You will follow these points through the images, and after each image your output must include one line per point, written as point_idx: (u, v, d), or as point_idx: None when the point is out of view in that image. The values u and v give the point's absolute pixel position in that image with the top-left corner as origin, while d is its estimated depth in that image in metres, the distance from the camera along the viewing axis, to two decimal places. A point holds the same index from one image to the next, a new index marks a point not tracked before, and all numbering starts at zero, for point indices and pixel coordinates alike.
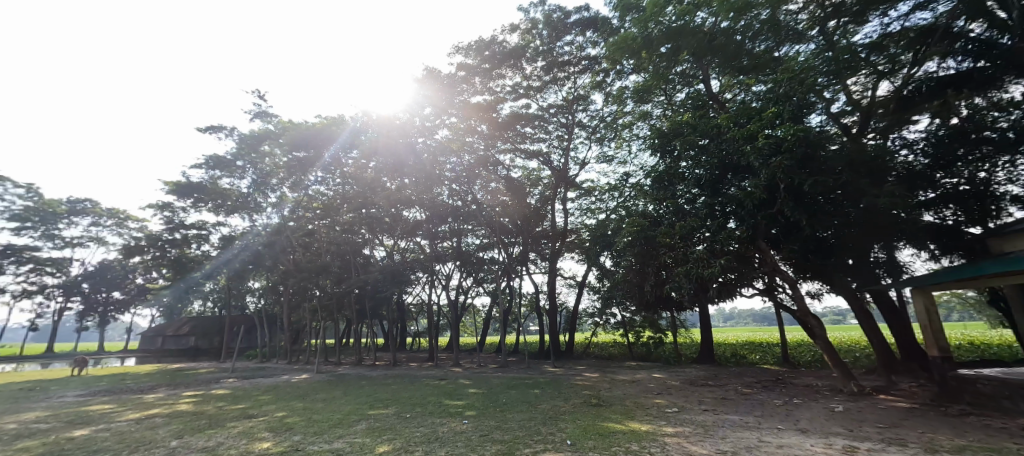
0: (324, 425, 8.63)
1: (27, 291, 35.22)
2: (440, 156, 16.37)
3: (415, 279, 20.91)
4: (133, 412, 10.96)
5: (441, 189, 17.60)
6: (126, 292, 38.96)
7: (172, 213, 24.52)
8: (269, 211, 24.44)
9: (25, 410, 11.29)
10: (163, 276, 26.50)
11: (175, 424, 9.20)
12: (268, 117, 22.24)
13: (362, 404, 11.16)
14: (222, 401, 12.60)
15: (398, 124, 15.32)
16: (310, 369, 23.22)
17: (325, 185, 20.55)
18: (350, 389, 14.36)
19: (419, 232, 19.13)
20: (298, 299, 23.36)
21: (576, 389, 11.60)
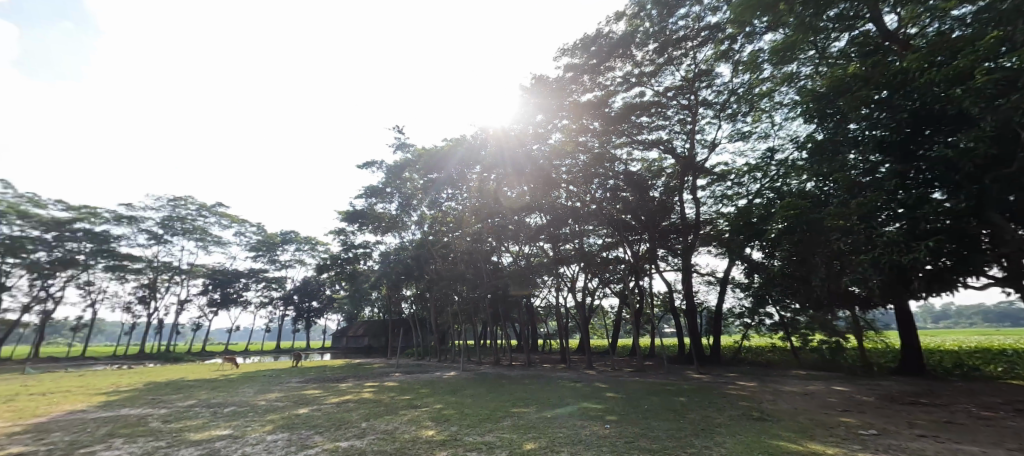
0: (475, 418, 9.26)
1: (265, 302, 45.63)
2: (556, 160, 16.40)
3: (542, 283, 21.21)
4: (333, 397, 13.34)
5: (559, 193, 17.55)
6: (320, 302, 47.61)
7: (346, 236, 29.50)
8: (414, 228, 27.39)
9: (264, 391, 14.68)
10: (344, 288, 31.98)
11: (362, 409, 10.92)
12: (407, 147, 25.23)
13: (507, 401, 11.71)
14: (393, 391, 14.52)
15: (513, 135, 15.96)
16: (457, 367, 25.32)
17: (454, 201, 22.69)
18: (493, 387, 15.22)
19: (541, 238, 19.17)
20: (442, 305, 25.72)
21: (732, 398, 10.27)
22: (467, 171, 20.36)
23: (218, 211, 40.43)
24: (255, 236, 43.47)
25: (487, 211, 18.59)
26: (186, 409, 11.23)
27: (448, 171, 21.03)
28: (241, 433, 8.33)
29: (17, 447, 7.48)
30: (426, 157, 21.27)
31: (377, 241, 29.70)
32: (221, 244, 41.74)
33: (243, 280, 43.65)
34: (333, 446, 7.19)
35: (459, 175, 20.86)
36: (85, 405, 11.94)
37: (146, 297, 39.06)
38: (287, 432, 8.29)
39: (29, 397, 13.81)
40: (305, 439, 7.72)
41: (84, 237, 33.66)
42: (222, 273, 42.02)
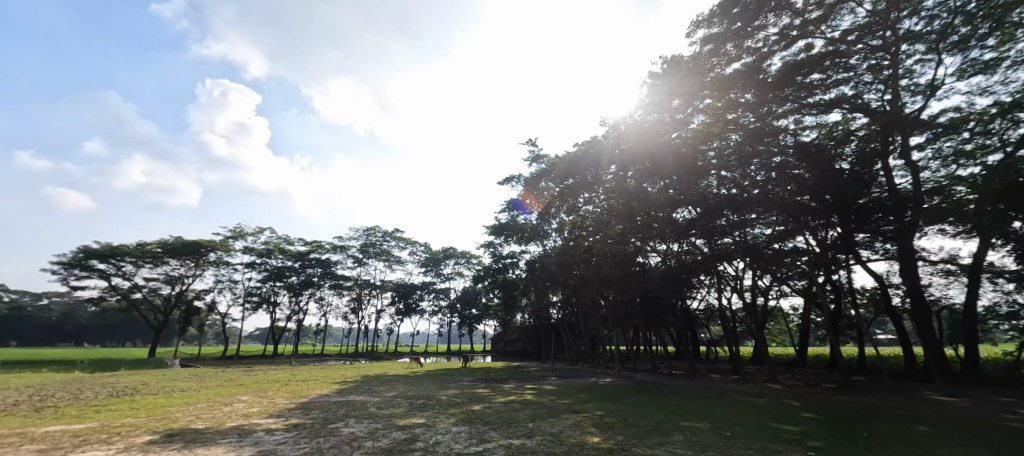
0: (642, 429, 8.58)
1: (436, 310, 51.70)
2: (700, 144, 14.95)
3: (699, 283, 18.77)
4: (500, 396, 14.09)
5: (709, 180, 15.50)
6: (478, 310, 51.76)
7: (495, 248, 31.53)
8: (555, 235, 28.00)
9: (443, 388, 16.40)
10: (498, 296, 34.05)
11: (528, 410, 11.22)
12: (540, 158, 25.83)
13: (674, 413, 10.63)
14: (554, 394, 14.57)
15: (649, 127, 15.45)
16: (612, 373, 24.35)
17: (591, 205, 22.09)
18: (655, 396, 14.10)
19: (693, 234, 16.78)
20: (590, 310, 25.12)
21: (1012, 434, 7.30)
22: (602, 173, 19.79)
23: (396, 235, 47.93)
24: (424, 254, 50.02)
25: (628, 210, 17.32)
26: (391, 399, 13.20)
27: (583, 175, 20.63)
28: (433, 422, 9.35)
29: (293, 419, 9.74)
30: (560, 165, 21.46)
31: (523, 251, 30.94)
32: (400, 262, 49.09)
33: (418, 292, 50.30)
34: (507, 442, 7.46)
35: (594, 177, 20.31)
36: (327, 392, 15.06)
37: (355, 308, 47.95)
38: (467, 425, 8.98)
39: (291, 383, 18.12)
40: (482, 433, 8.21)
41: (316, 264, 43.43)
42: (402, 287, 49.44)
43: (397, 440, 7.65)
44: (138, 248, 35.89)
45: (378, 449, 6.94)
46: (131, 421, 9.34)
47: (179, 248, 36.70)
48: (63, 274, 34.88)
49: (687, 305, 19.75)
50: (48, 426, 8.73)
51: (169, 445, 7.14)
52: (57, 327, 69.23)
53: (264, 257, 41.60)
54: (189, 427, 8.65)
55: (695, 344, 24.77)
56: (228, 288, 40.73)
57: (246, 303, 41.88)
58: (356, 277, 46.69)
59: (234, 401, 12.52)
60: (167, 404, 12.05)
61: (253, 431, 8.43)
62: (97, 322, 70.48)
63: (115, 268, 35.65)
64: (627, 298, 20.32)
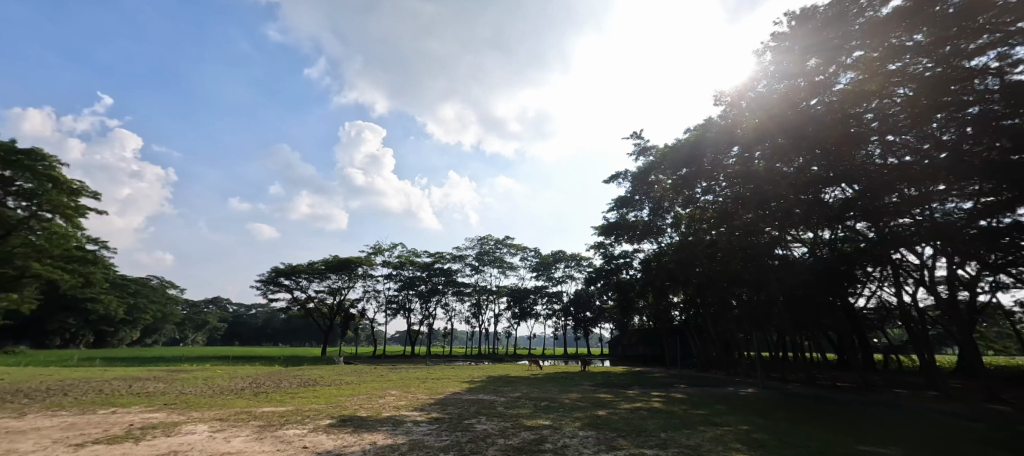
0: (807, 450, 7.04)
1: (551, 314, 51.78)
2: (850, 106, 11.72)
3: (865, 276, 15.31)
4: (627, 402, 13.14)
5: (869, 148, 12.70)
6: (593, 312, 50.41)
7: (605, 249, 30.34)
8: (670, 231, 25.92)
9: (566, 391, 15.99)
10: (612, 298, 32.62)
11: (660, 418, 10.18)
12: (647, 150, 24.17)
13: (849, 434, 8.60)
14: (686, 404, 13.08)
15: (777, 96, 13.61)
16: (754, 383, 21.23)
17: (711, 194, 19.78)
18: (816, 412, 11.71)
19: (852, 218, 13.78)
20: (719, 312, 22.35)
21: None
22: (723, 157, 17.52)
23: (508, 242, 49.48)
24: (534, 259, 50.71)
25: (761, 197, 14.89)
26: (516, 399, 13.22)
27: (699, 162, 18.55)
28: (559, 425, 8.99)
29: (433, 413, 10.25)
30: (672, 154, 19.73)
31: (636, 249, 29.20)
32: (512, 268, 50.50)
33: (532, 296, 51.00)
34: (640, 452, 6.72)
35: (712, 163, 18.06)
36: (459, 389, 15.80)
37: (476, 313, 50.56)
38: (594, 430, 8.41)
39: (428, 380, 19.52)
40: (611, 440, 7.57)
41: (439, 272, 46.91)
42: (517, 291, 50.78)
43: (525, 440, 7.44)
44: (308, 266, 42.98)
45: (508, 448, 6.79)
46: (313, 406, 10.74)
47: (336, 265, 42.78)
48: (261, 289, 43.27)
49: (850, 303, 16.15)
50: (256, 407, 10.57)
51: (340, 428, 7.99)
52: (255, 331, 86.52)
53: (399, 268, 46.36)
54: (353, 415, 9.63)
55: (864, 350, 20.27)
56: (373, 297, 46.36)
57: (387, 310, 47.06)
58: (475, 284, 49.28)
59: (385, 394, 13.80)
60: (337, 394, 13.78)
61: (402, 421, 9.04)
62: (281, 327, 86.32)
63: (294, 282, 43.16)
64: (766, 298, 17.37)
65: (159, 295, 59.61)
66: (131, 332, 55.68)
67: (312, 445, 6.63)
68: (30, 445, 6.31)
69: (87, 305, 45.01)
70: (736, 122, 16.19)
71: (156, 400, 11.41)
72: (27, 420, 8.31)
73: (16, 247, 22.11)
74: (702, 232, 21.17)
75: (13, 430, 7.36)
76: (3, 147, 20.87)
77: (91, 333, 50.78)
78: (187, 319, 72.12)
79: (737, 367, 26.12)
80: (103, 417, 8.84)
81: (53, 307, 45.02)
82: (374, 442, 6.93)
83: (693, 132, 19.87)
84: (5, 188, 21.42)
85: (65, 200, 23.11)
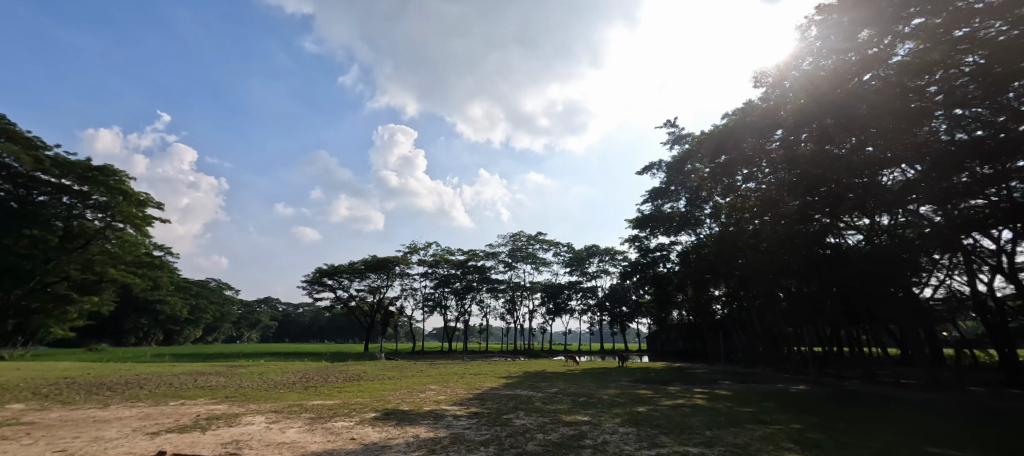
0: (866, 451, 6.61)
1: (586, 309, 51.28)
2: (910, 80, 10.55)
3: (932, 265, 14.09)
4: (667, 398, 12.82)
5: (933, 123, 11.27)
6: (630, 307, 49.47)
7: (640, 242, 29.67)
8: (709, 222, 25.00)
9: (604, 386, 15.82)
10: (649, 292, 31.88)
11: (702, 416, 9.85)
12: (682, 139, 23.41)
13: (913, 435, 8.00)
14: (731, 401, 12.60)
15: (825, 75, 13.02)
16: (805, 380, 20.11)
17: (753, 181, 18.92)
18: (876, 411, 10.96)
19: (915, 201, 12.83)
20: (765, 305, 21.32)
21: None
22: (765, 141, 16.64)
23: (540, 238, 49.35)
24: (568, 254, 50.31)
25: (809, 182, 14.13)
26: (554, 395, 13.21)
27: (740, 147, 17.72)
28: (598, 421, 8.90)
29: (473, 407, 10.40)
30: (710, 141, 19.05)
31: (673, 242, 28.37)
32: (546, 264, 50.38)
33: (567, 291, 50.68)
34: (682, 450, 6.55)
35: (753, 148, 17.23)
36: (497, 385, 15.97)
37: (511, 309, 50.85)
38: (634, 427, 8.26)
39: (466, 375, 19.88)
40: (652, 437, 7.42)
41: (474, 270, 47.54)
42: (551, 287, 50.65)
43: (565, 435, 7.43)
44: (349, 266, 44.67)
45: (547, 442, 6.82)
46: (359, 400, 11.19)
47: (375, 264, 44.30)
48: (307, 288, 45.45)
49: (916, 295, 14.87)
50: (308, 400, 11.13)
51: (385, 421, 8.29)
52: (303, 328, 90.98)
53: (434, 266, 47.35)
54: (397, 408, 9.95)
55: (932, 344, 18.73)
56: (411, 294, 47.68)
57: (424, 307, 48.24)
58: (508, 280, 49.54)
59: (426, 389, 14.15)
60: (381, 388, 14.28)
61: (444, 415, 9.26)
62: (327, 324, 90.33)
63: (337, 282, 45.05)
64: (817, 289, 16.32)
65: (217, 296, 63.91)
66: (194, 330, 60.01)
67: (360, 437, 6.92)
68: (114, 433, 6.96)
69: (156, 307, 48.91)
70: (779, 105, 15.55)
71: (220, 393, 12.28)
72: (110, 410, 9.17)
73: (95, 254, 24.37)
74: (745, 222, 20.33)
75: (99, 419, 8.14)
76: (81, 165, 22.96)
77: (161, 332, 55.20)
78: (243, 318, 77.10)
79: (787, 363, 24.84)
80: (174, 408, 9.61)
81: (127, 308, 49.23)
82: (418, 435, 7.15)
83: (732, 117, 19.03)
84: (84, 201, 23.58)
85: (134, 211, 25.19)
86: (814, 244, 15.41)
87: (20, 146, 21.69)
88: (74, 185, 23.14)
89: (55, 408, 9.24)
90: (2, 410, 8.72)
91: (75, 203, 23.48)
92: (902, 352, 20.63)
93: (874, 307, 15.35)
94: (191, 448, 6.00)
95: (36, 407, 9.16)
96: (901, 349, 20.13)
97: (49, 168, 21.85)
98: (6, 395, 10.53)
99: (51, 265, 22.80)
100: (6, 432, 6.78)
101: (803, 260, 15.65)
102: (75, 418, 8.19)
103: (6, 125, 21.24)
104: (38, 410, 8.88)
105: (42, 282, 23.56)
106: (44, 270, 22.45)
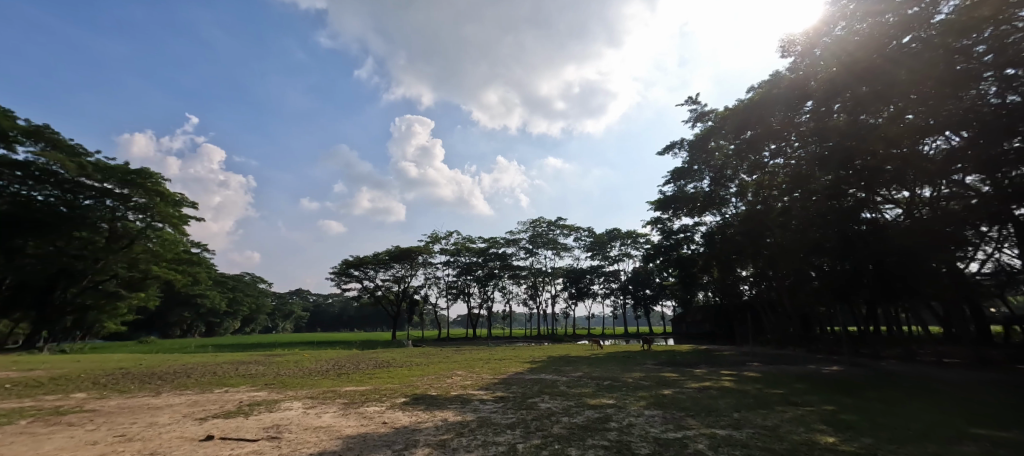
0: (905, 432, 6.43)
1: (608, 293, 51.03)
2: (955, 40, 10.00)
3: (978, 238, 13.30)
4: (694, 381, 12.70)
5: (981, 86, 10.49)
6: (653, 289, 48.97)
7: (663, 224, 29.18)
8: (734, 201, 24.32)
9: (629, 370, 15.76)
10: (673, 275, 31.42)
11: (730, 398, 9.71)
12: (705, 116, 22.73)
13: (958, 416, 7.72)
14: (760, 383, 12.39)
15: (861, 40, 12.39)
16: (839, 361, 19.50)
17: (782, 157, 18.21)
18: (916, 392, 10.57)
19: (961, 171, 12.06)
20: (795, 284, 20.69)
21: None
22: (793, 115, 15.90)
23: (560, 223, 49.10)
24: (588, 238, 49.88)
25: (842, 155, 13.65)
26: (578, 379, 13.28)
27: (766, 121, 17.03)
28: (624, 404, 8.91)
29: (499, 392, 10.58)
30: (734, 116, 18.41)
31: (697, 223, 27.77)
32: (567, 249, 50.22)
33: (589, 276, 50.49)
34: (711, 432, 6.48)
35: (781, 122, 16.51)
36: (522, 369, 16.18)
37: (533, 294, 51.06)
38: (660, 410, 8.24)
39: (491, 361, 20.16)
40: (679, 419, 7.39)
41: (495, 257, 47.83)
42: (572, 272, 50.57)
43: (590, 418, 7.48)
44: (374, 257, 45.62)
45: (573, 425, 6.89)
46: (389, 386, 11.55)
47: (398, 254, 45.16)
48: (335, 280, 46.79)
49: (960, 269, 14.10)
50: (341, 387, 11.58)
51: (414, 406, 8.52)
52: (333, 318, 93.97)
53: (456, 255, 47.85)
54: (425, 393, 10.22)
55: (978, 321, 17.80)
56: (434, 283, 48.46)
57: (448, 294, 48.89)
58: (529, 267, 49.66)
59: (453, 375, 14.47)
60: (410, 374, 14.69)
61: (471, 399, 9.45)
62: (356, 313, 93.11)
63: (363, 273, 46.17)
64: (852, 268, 15.67)
65: (251, 289, 66.66)
66: (233, 322, 62.77)
67: (392, 421, 7.16)
68: (167, 418, 7.43)
69: (196, 300, 51.20)
70: (809, 75, 14.90)
71: (260, 381, 12.89)
72: (162, 397, 9.80)
73: (139, 253, 25.58)
74: (772, 199, 19.72)
75: (152, 406, 8.70)
76: (120, 169, 24.05)
77: (203, 324, 58.30)
78: (277, 309, 80.50)
79: (820, 343, 24.11)
80: (219, 395, 10.15)
81: (171, 303, 51.83)
82: (446, 419, 7.33)
83: (759, 90, 18.29)
84: (125, 203, 24.68)
85: (171, 211, 26.33)
86: (848, 220, 14.76)
87: (65, 154, 22.90)
88: (116, 188, 24.24)
89: (113, 396, 9.90)
90: (66, 399, 9.40)
91: (118, 205, 24.66)
92: (944, 330, 19.71)
93: (914, 284, 14.63)
94: (236, 433, 6.34)
95: (96, 396, 9.84)
96: (943, 327, 19.22)
97: (92, 173, 22.98)
98: (68, 385, 11.32)
99: (100, 265, 24.27)
100: (72, 418, 7.32)
101: (836, 237, 15.04)
102: (130, 405, 8.76)
103: (51, 134, 22.45)
104: (98, 398, 9.56)
105: (94, 279, 25.24)
106: (93, 269, 24.07)
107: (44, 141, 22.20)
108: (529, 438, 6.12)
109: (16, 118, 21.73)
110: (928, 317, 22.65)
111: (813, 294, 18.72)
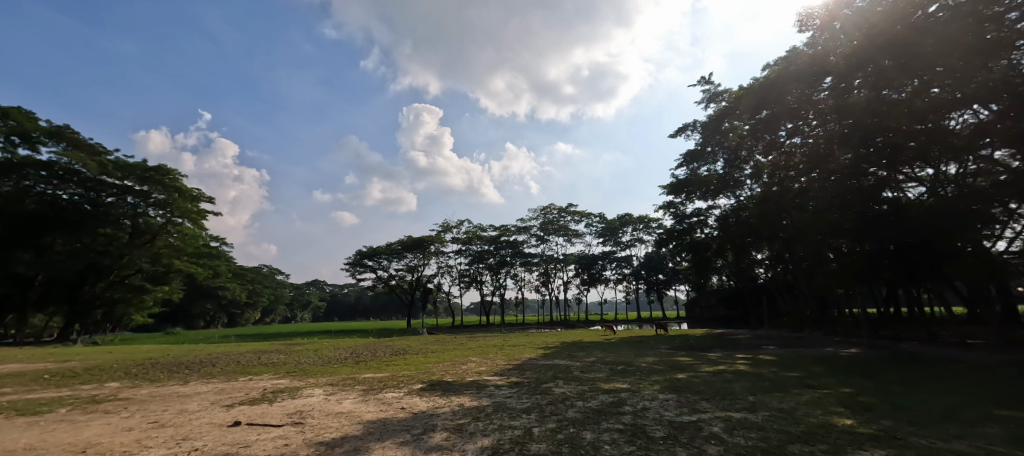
0: (926, 414, 6.34)
1: (620, 278, 50.84)
2: (986, 7, 9.57)
3: (1007, 215, 12.84)
4: (708, 365, 12.66)
5: (1013, 55, 10.00)
6: (666, 274, 48.82)
7: (675, 208, 28.83)
8: (750, 183, 23.88)
9: (643, 355, 15.80)
10: (687, 260, 30.94)
11: (745, 381, 9.70)
12: (717, 96, 22.27)
13: (980, 396, 7.60)
14: (775, 366, 12.33)
15: (883, 10, 12.05)
16: (858, 343, 19.19)
17: (798, 136, 17.74)
18: (936, 373, 10.38)
19: (991, 145, 11.62)
20: (813, 266, 20.30)
21: None
22: (812, 92, 15.41)
23: (571, 210, 48.73)
24: (600, 224, 49.54)
25: (863, 132, 13.25)
26: (592, 363, 13.36)
27: (783, 100, 16.58)
28: (637, 388, 8.95)
29: (513, 377, 10.72)
30: (749, 96, 17.87)
31: (711, 206, 27.37)
32: (578, 235, 50.03)
33: (601, 262, 50.34)
34: (726, 415, 6.49)
35: (798, 99, 16.02)
36: (535, 355, 16.35)
37: (545, 281, 51.05)
38: (674, 394, 8.26)
39: (506, 347, 20.35)
40: (693, 403, 7.39)
41: (506, 244, 47.84)
42: (584, 258, 50.43)
43: (604, 402, 7.56)
44: (387, 247, 46.17)
45: (587, 409, 6.95)
46: (406, 372, 11.78)
47: (411, 244, 45.58)
48: (350, 270, 47.44)
49: (986, 248, 13.66)
50: (360, 374, 11.88)
51: (431, 392, 8.69)
52: (349, 307, 95.92)
53: (467, 243, 48.08)
54: (441, 379, 10.40)
55: (1005, 301, 17.31)
56: (447, 272, 48.69)
57: (461, 283, 49.21)
58: (541, 253, 49.62)
59: (466, 361, 14.66)
60: (426, 361, 14.94)
61: (486, 385, 9.58)
62: (371, 302, 94.91)
63: (376, 263, 46.72)
64: (872, 249, 15.23)
65: (270, 281, 68.44)
66: (254, 312, 64.67)
67: (410, 406, 7.32)
68: (196, 405, 7.70)
69: (219, 292, 52.82)
70: (829, 50, 14.50)
71: (282, 369, 13.27)
72: (190, 386, 10.14)
73: (161, 248, 26.26)
74: (789, 180, 19.38)
75: (182, 394, 9.05)
76: (139, 167, 24.65)
77: (225, 314, 60.03)
78: (296, 299, 82.79)
79: (837, 326, 23.72)
80: (244, 383, 10.49)
81: (193, 295, 53.48)
82: (462, 404, 7.45)
83: (774, 68, 17.79)
84: (145, 200, 25.20)
85: (189, 206, 26.96)
86: (868, 200, 14.37)
87: (86, 153, 23.49)
88: (135, 186, 24.76)
89: (144, 385, 10.34)
90: (101, 388, 9.86)
91: (138, 202, 25.20)
92: (969, 310, 19.16)
93: (939, 263, 14.22)
94: (262, 419, 6.56)
95: (129, 385, 10.30)
96: (967, 308, 18.74)
97: (112, 171, 23.65)
98: (101, 375, 11.85)
99: (125, 260, 25.03)
100: (108, 406, 7.66)
101: (857, 218, 14.59)
102: (161, 393, 9.13)
103: (71, 134, 23.04)
104: (131, 387, 9.98)
105: (120, 275, 26.04)
106: (120, 264, 24.80)
107: (65, 141, 22.86)
108: (544, 421, 6.23)
109: (38, 119, 22.50)
110: (952, 297, 22.06)
111: (829, 277, 18.36)
